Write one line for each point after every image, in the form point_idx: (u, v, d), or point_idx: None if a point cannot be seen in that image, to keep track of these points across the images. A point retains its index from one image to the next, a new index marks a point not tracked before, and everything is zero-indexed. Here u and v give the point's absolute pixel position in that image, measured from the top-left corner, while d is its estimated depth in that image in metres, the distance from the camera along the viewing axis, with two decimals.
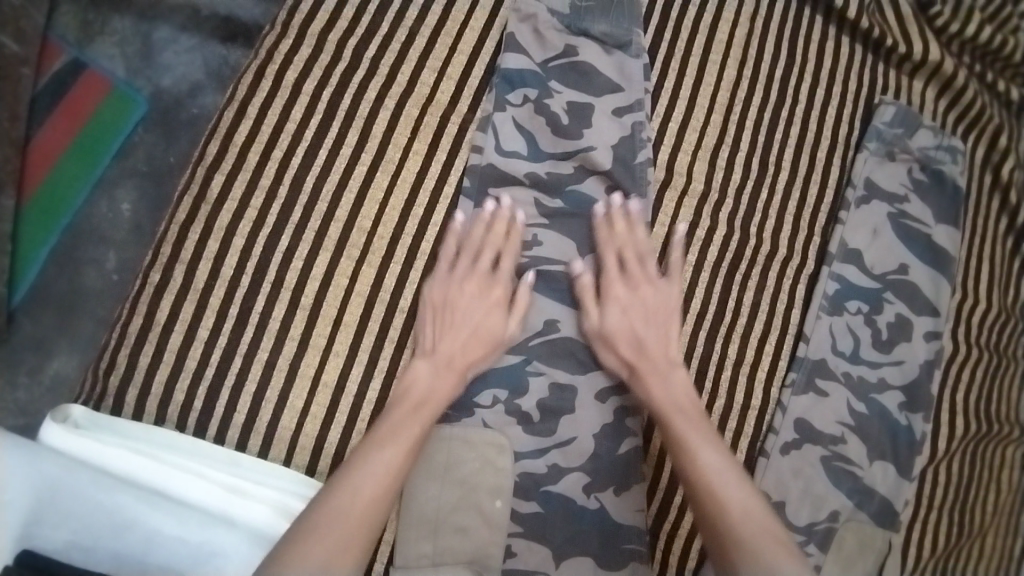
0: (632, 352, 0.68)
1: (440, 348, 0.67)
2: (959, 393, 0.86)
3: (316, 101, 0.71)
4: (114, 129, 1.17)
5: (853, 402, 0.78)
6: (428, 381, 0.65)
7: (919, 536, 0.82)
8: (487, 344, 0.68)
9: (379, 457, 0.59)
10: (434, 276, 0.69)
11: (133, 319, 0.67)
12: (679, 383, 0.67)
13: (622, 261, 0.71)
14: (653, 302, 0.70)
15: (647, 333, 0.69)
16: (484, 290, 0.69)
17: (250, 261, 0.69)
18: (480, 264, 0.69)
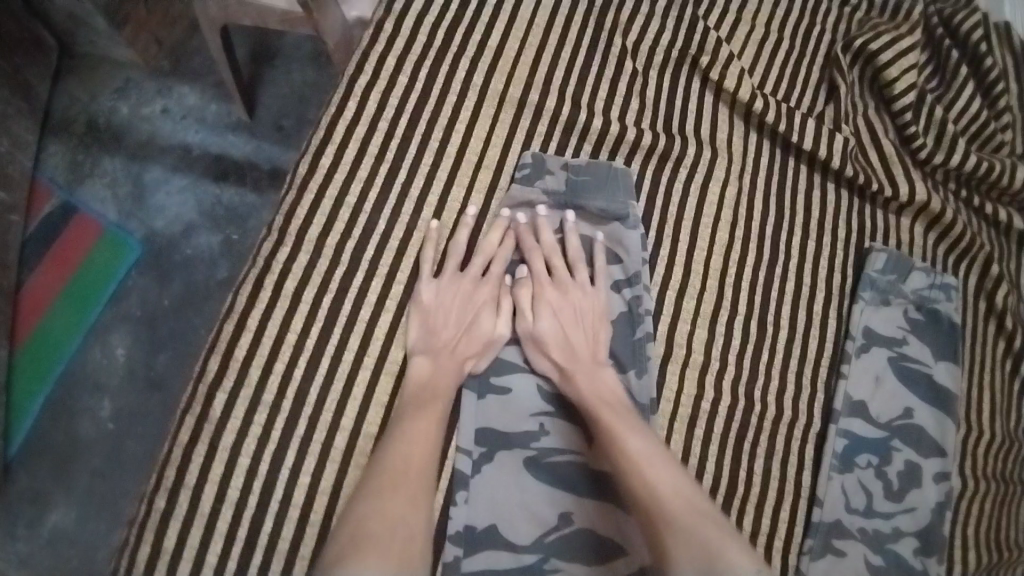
0: (561, 351, 0.72)
1: (437, 342, 0.72)
2: (972, 528, 0.86)
3: (316, 308, 0.71)
4: (107, 272, 1.17)
5: (870, 555, 0.77)
6: (428, 373, 0.70)
7: None
8: (483, 338, 0.73)
9: (407, 457, 0.64)
10: (422, 281, 0.73)
11: (139, 549, 0.65)
12: (606, 381, 0.71)
13: (548, 271, 0.76)
14: (580, 311, 0.75)
15: (578, 337, 0.73)
16: (471, 293, 0.74)
17: (255, 480, 0.66)
18: (475, 268, 0.75)
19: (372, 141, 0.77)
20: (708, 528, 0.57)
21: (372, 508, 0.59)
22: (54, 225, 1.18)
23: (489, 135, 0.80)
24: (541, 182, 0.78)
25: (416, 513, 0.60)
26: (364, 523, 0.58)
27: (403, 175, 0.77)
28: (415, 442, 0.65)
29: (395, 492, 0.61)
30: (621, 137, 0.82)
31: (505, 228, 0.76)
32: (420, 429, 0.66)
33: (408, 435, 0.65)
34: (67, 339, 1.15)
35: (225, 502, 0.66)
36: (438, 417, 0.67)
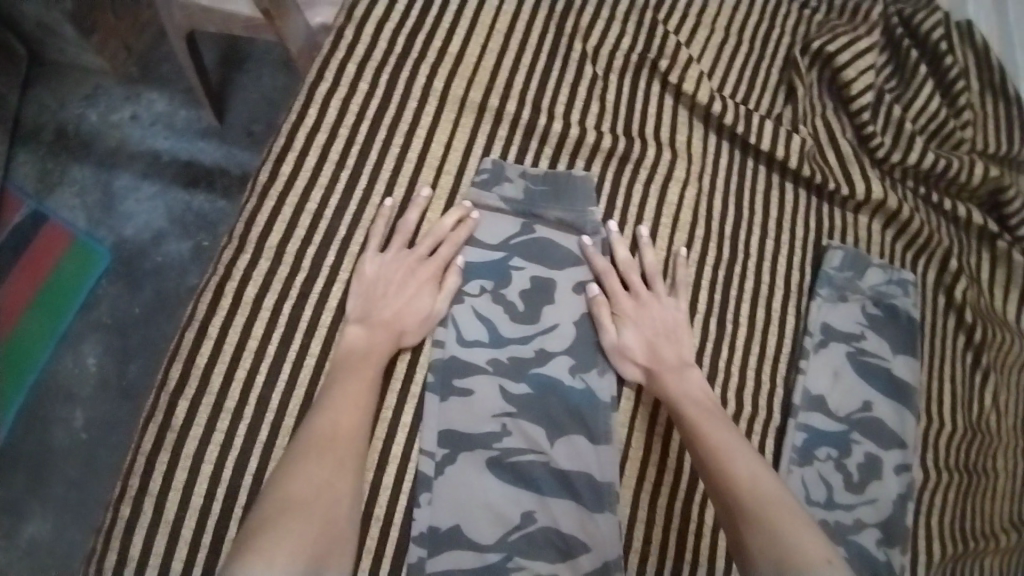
0: (649, 360, 0.75)
1: (374, 311, 0.72)
2: (934, 518, 0.87)
3: (278, 315, 0.72)
4: (78, 282, 1.18)
5: (832, 548, 0.79)
6: (363, 343, 0.70)
7: None
8: (420, 313, 0.73)
9: (337, 424, 0.64)
10: (369, 252, 0.74)
11: (102, 557, 0.65)
12: (697, 384, 0.73)
13: (631, 283, 0.78)
14: (665, 320, 0.76)
15: (665, 345, 0.75)
16: (414, 270, 0.74)
17: (218, 486, 0.67)
18: (422, 245, 0.75)
19: (332, 149, 0.78)
20: (786, 520, 0.60)
21: (299, 470, 0.60)
22: (25, 237, 1.20)
23: (449, 141, 0.81)
24: (499, 189, 0.79)
25: (346, 479, 0.62)
26: (291, 484, 0.59)
27: (363, 182, 0.78)
28: (345, 408, 0.65)
29: (325, 455, 0.62)
30: (581, 141, 0.83)
31: (462, 215, 0.77)
32: (351, 395, 0.66)
33: (339, 400, 0.66)
34: (38, 349, 1.16)
35: (189, 508, 0.66)
36: (368, 384, 0.68)
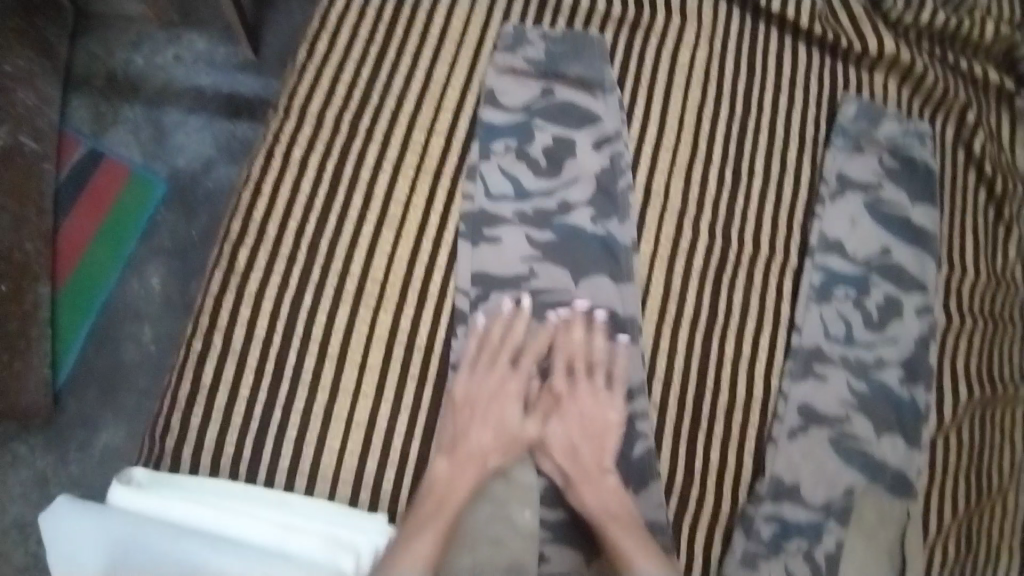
0: (568, 463, 0.75)
1: (459, 447, 0.73)
2: (959, 361, 0.88)
3: (322, 173, 0.78)
4: (137, 212, 1.29)
5: (853, 381, 0.82)
6: (448, 474, 0.72)
7: (935, 500, 0.86)
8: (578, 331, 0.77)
9: (455, 485, 0.72)
10: (457, 371, 0.75)
11: (181, 385, 0.75)
12: (612, 488, 0.74)
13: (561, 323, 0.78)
14: (590, 411, 0.76)
15: (583, 446, 0.75)
16: (498, 380, 0.75)
17: (278, 322, 0.75)
18: (510, 339, 0.76)
19: (362, 27, 0.84)
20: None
21: (414, 525, 0.69)
22: (86, 175, 1.30)
23: (468, 15, 0.86)
24: (523, 51, 0.84)
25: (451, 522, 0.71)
26: (417, 545, 0.67)
27: (391, 54, 0.83)
28: (458, 485, 0.72)
29: (440, 506, 0.70)
30: (592, 11, 0.87)
31: (478, 85, 0.83)
32: (466, 474, 0.72)
33: (451, 470, 0.72)
34: (104, 275, 1.27)
35: (254, 339, 0.75)
36: (478, 466, 0.73)
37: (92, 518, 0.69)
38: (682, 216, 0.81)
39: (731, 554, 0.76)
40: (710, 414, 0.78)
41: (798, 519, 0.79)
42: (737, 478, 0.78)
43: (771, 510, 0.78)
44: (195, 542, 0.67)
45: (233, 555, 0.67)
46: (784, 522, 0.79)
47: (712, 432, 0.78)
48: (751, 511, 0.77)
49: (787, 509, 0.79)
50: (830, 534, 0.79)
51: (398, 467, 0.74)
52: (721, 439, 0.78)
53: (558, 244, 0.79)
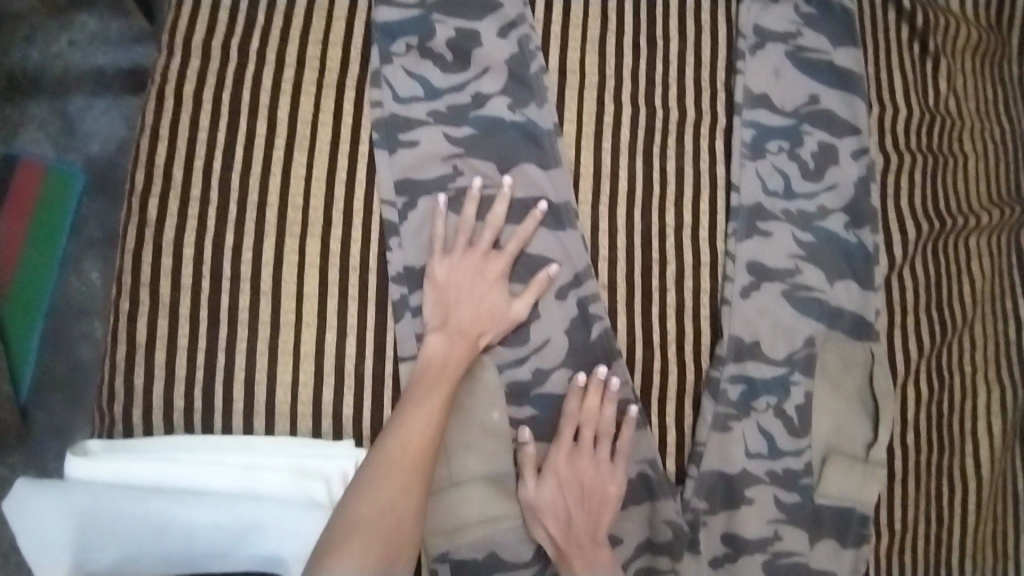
0: (561, 534, 0.71)
1: (450, 321, 0.70)
2: (904, 198, 0.87)
3: (219, 105, 0.74)
4: (62, 209, 1.22)
5: (798, 233, 0.82)
6: (444, 350, 0.69)
7: (901, 338, 0.85)
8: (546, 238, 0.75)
9: (446, 362, 0.68)
10: (432, 258, 0.71)
11: (117, 349, 0.71)
12: (605, 563, 0.72)
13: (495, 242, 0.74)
14: (591, 480, 0.73)
15: (577, 516, 0.72)
16: (480, 266, 0.72)
17: (204, 265, 0.72)
18: (491, 223, 0.73)
19: None
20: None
21: (403, 414, 0.64)
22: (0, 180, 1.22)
23: None
24: None
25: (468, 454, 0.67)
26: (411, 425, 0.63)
27: None
28: (451, 358, 0.68)
29: (435, 381, 0.67)
30: None
31: None
32: (458, 349, 0.69)
33: (445, 344, 0.69)
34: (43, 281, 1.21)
35: (181, 288, 0.71)
36: (471, 339, 0.70)
37: (49, 492, 0.66)
38: (601, 93, 0.79)
39: (703, 422, 0.76)
40: (660, 286, 0.77)
41: (765, 376, 0.79)
42: (698, 344, 0.78)
43: (735, 371, 0.77)
44: (162, 497, 0.65)
45: (202, 503, 0.65)
46: (752, 381, 0.78)
47: (665, 302, 0.77)
48: (717, 375, 0.76)
49: (750, 368, 0.78)
50: (798, 387, 0.80)
51: (354, 392, 0.71)
52: (676, 308, 0.77)
53: (479, 138, 0.75)
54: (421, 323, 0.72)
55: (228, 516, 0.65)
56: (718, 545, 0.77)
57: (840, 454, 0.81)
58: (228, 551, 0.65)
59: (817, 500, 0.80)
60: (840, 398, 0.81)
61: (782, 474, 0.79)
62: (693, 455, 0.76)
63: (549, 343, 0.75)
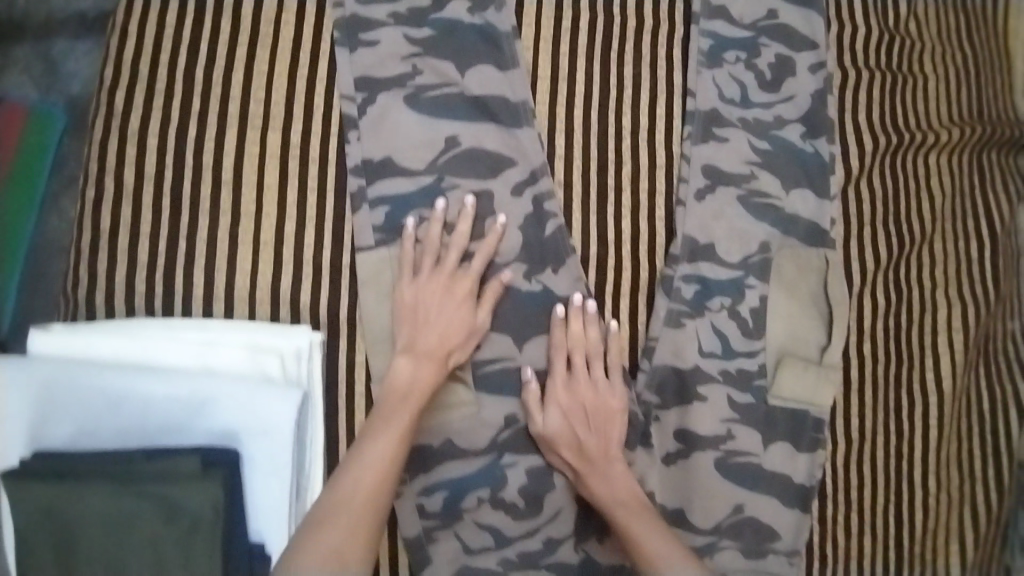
0: (575, 458, 0.74)
1: (418, 344, 0.70)
2: (861, 113, 0.88)
3: (185, 3, 0.76)
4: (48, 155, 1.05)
5: (755, 141, 0.83)
6: (410, 374, 0.69)
7: (858, 249, 0.86)
8: (505, 136, 0.77)
9: (411, 382, 0.69)
10: (392, 156, 0.74)
11: (83, 235, 0.73)
12: (622, 477, 0.74)
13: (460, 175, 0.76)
14: (593, 404, 0.75)
15: (588, 436, 0.74)
16: (449, 285, 0.72)
17: (168, 156, 0.74)
18: (450, 125, 0.76)
19: None
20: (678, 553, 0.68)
21: (360, 449, 0.66)
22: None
23: None
24: None
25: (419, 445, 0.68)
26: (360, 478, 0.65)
27: None
28: (420, 379, 0.69)
29: (392, 418, 0.67)
30: None
31: None
32: (428, 371, 0.70)
33: (412, 367, 0.70)
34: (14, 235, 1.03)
35: (145, 177, 0.73)
36: (441, 360, 0.70)
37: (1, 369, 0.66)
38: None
39: (655, 317, 0.78)
40: (615, 186, 0.79)
41: (719, 277, 0.80)
42: (652, 244, 0.79)
43: (690, 271, 0.79)
44: (116, 372, 0.66)
45: (158, 377, 0.66)
46: (706, 282, 0.80)
47: (620, 202, 0.79)
48: (669, 274, 0.78)
49: (705, 269, 0.80)
50: (752, 291, 0.82)
51: (312, 280, 0.73)
52: (630, 208, 0.79)
53: (439, 38, 0.77)
54: (378, 215, 0.74)
55: (184, 388, 0.66)
56: (671, 441, 0.79)
57: (795, 357, 0.82)
58: (183, 425, 0.67)
59: (769, 401, 0.81)
60: (795, 304, 0.82)
61: (735, 375, 0.81)
62: (645, 350, 0.78)
63: (509, 243, 0.76)
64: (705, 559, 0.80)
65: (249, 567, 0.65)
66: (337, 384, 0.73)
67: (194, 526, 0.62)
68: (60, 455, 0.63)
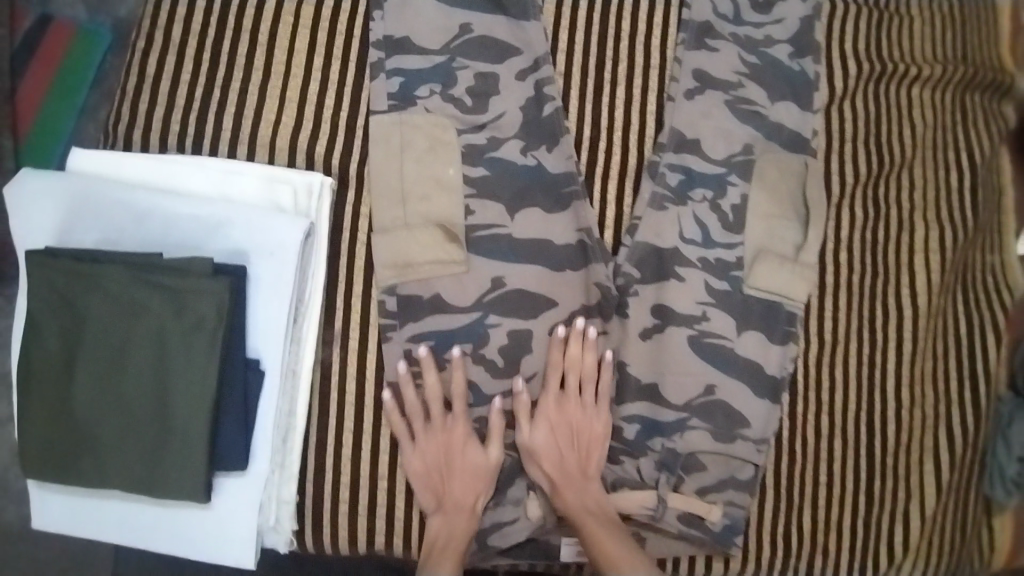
0: (556, 471, 0.79)
1: (424, 433, 0.78)
2: (848, 42, 0.94)
3: None
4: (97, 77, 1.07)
5: (744, 55, 0.89)
6: (423, 459, 0.78)
7: (837, 164, 0.91)
8: (512, 28, 0.84)
9: (425, 459, 0.78)
10: (410, 37, 0.82)
11: (129, 78, 0.82)
12: (595, 492, 0.79)
13: (472, 58, 0.83)
14: (579, 424, 0.81)
15: (569, 453, 0.79)
16: (434, 183, 0.80)
17: (212, 17, 0.82)
18: (465, 14, 0.83)
19: None
20: None
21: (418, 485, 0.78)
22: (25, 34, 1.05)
23: None
24: None
25: (467, 505, 0.77)
26: (449, 520, 0.77)
27: None
28: (433, 460, 0.78)
29: (465, 475, 0.77)
30: None
31: None
32: (435, 451, 0.78)
33: (421, 454, 0.78)
34: (51, 147, 1.04)
35: (190, 33, 0.82)
36: (451, 446, 0.78)
37: (42, 179, 0.74)
38: None
39: (640, 198, 0.84)
40: (611, 80, 0.86)
41: (704, 171, 0.86)
42: (642, 136, 0.86)
43: (676, 161, 0.85)
44: (145, 190, 0.74)
45: (181, 198, 0.74)
46: (691, 174, 0.86)
47: (615, 95, 0.86)
48: (656, 161, 0.84)
49: (690, 161, 0.86)
50: (734, 189, 0.87)
51: (328, 136, 0.80)
52: (624, 102, 0.86)
53: None
54: (392, 84, 0.81)
55: (203, 208, 0.74)
56: (648, 317, 0.84)
57: (771, 254, 0.87)
58: (199, 242, 0.74)
59: (745, 290, 0.86)
60: (775, 204, 0.87)
61: (714, 263, 0.86)
62: (629, 228, 0.84)
63: (511, 127, 0.82)
64: (676, 436, 0.84)
65: (242, 376, 0.72)
66: (341, 230, 0.80)
67: (198, 324, 0.69)
68: (83, 254, 0.70)
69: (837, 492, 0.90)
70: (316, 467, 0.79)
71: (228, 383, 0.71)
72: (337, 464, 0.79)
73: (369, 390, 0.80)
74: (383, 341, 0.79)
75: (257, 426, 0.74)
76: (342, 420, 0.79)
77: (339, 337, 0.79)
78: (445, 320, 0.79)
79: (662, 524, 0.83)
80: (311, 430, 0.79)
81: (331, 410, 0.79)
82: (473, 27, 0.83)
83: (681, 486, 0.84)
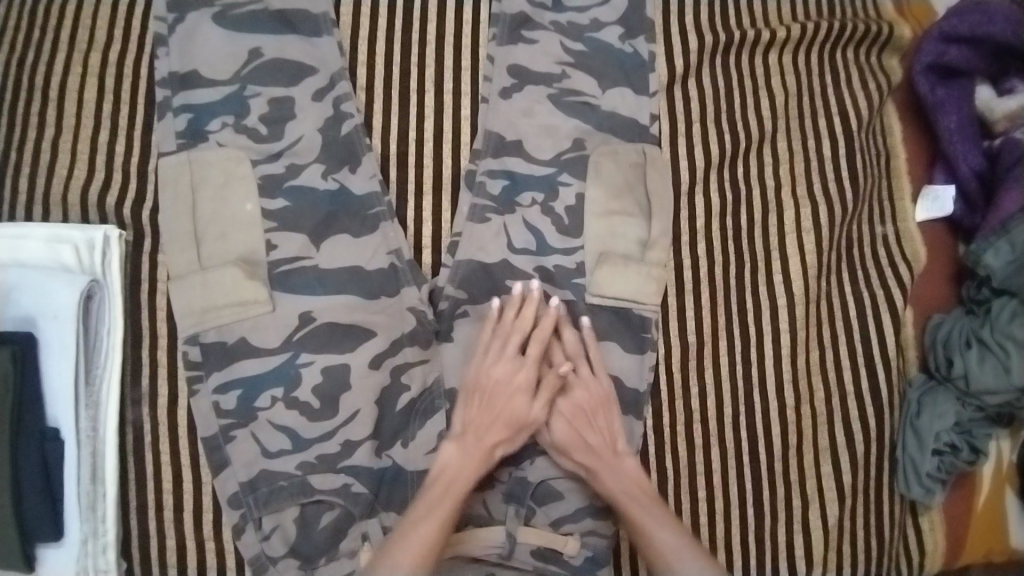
0: (592, 457, 0.74)
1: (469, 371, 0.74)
2: (688, 14, 0.86)
3: None
4: None
5: (568, 42, 0.82)
6: (461, 401, 0.74)
7: (684, 148, 0.84)
8: (305, 47, 0.79)
9: (463, 393, 0.74)
10: (197, 70, 0.78)
11: None
12: (631, 469, 0.74)
13: (263, 83, 0.78)
14: (609, 404, 0.75)
15: (604, 436, 0.74)
16: (231, 219, 0.75)
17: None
18: (252, 39, 0.78)
19: None
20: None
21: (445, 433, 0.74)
22: None
23: None
24: None
25: (473, 452, 0.71)
26: (461, 455, 0.71)
27: None
28: (471, 401, 0.73)
29: (489, 416, 0.73)
30: None
31: None
32: (484, 392, 0.73)
33: (460, 391, 0.74)
34: None
35: None
36: (485, 385, 0.73)
37: None
38: None
39: (459, 211, 0.78)
40: (417, 90, 0.80)
41: (530, 174, 0.80)
42: (458, 145, 0.80)
43: (497, 166, 0.79)
44: None
45: None
46: (516, 178, 0.79)
47: (423, 105, 0.80)
48: (473, 169, 0.79)
49: (512, 164, 0.79)
50: (566, 189, 0.80)
51: (120, 184, 0.77)
52: (434, 110, 0.80)
53: None
54: (182, 122, 0.77)
55: None
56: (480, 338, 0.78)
57: (615, 255, 0.79)
58: None
59: (589, 300, 0.79)
60: (615, 199, 0.80)
61: (552, 271, 0.79)
62: (449, 245, 0.78)
63: (311, 152, 0.77)
64: (525, 463, 0.78)
65: (37, 448, 0.69)
66: (140, 282, 0.76)
67: None
68: None
69: (720, 505, 0.82)
70: (139, 533, 0.75)
71: (20, 457, 0.69)
72: (160, 527, 0.75)
73: (184, 447, 0.75)
74: (190, 395, 0.75)
75: (66, 495, 0.72)
76: (161, 480, 0.75)
77: (147, 395, 0.75)
78: (268, 358, 0.74)
79: (513, 561, 0.76)
80: (128, 495, 0.75)
81: (147, 471, 0.75)
82: (264, 50, 0.78)
83: (533, 519, 0.78)
